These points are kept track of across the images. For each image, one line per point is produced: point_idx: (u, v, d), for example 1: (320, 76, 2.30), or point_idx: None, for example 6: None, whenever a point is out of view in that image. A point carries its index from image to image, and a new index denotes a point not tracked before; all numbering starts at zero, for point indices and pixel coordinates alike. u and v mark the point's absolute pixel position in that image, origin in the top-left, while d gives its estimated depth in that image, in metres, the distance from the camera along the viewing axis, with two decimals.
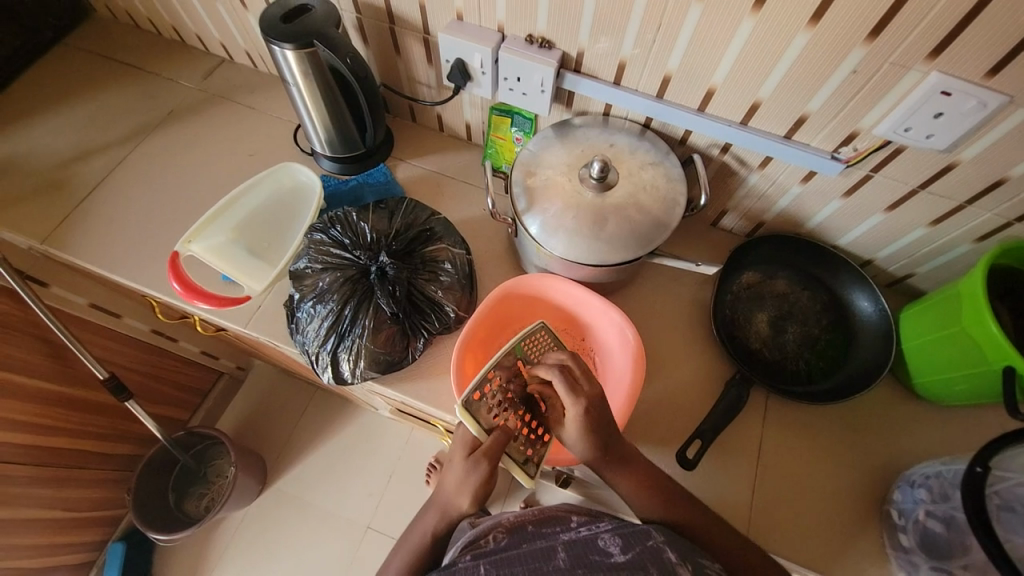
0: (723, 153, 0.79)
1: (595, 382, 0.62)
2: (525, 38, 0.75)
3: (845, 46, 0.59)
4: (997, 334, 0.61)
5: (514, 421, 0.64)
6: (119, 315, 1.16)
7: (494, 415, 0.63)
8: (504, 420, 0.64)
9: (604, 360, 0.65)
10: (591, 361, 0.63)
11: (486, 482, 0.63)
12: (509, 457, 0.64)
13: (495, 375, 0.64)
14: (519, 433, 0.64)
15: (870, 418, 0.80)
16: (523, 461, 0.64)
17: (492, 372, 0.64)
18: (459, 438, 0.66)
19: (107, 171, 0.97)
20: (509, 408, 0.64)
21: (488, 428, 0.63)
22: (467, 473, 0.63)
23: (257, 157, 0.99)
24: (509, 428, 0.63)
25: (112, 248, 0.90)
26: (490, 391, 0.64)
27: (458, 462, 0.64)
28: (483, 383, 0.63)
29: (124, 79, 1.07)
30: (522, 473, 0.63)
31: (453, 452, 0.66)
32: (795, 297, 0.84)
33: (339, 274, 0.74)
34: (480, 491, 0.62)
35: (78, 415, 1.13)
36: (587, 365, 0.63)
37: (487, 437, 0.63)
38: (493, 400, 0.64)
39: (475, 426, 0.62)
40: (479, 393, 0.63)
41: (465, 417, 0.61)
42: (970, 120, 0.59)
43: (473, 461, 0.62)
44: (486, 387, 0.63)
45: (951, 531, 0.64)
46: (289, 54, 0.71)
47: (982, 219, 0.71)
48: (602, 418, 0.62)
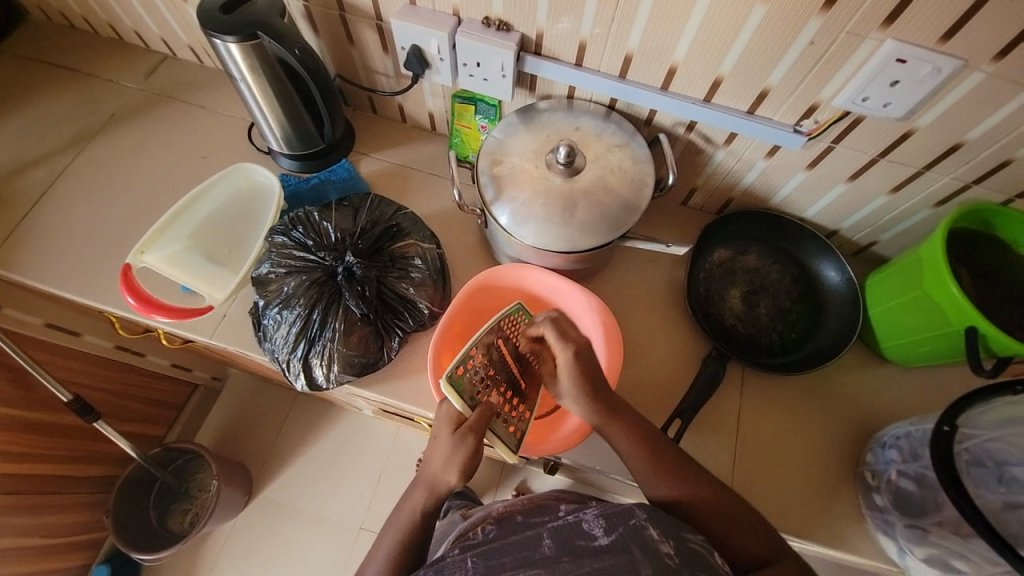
0: (689, 131, 0.79)
1: (566, 354, 0.64)
2: (482, 21, 0.73)
3: (802, 17, 0.59)
4: (958, 296, 0.62)
5: (496, 397, 0.63)
6: (78, 333, 1.10)
7: (478, 392, 0.61)
8: (487, 397, 0.62)
9: (573, 337, 0.65)
10: (559, 334, 0.65)
11: (474, 457, 0.60)
12: (495, 433, 0.61)
13: (478, 352, 0.62)
14: (502, 409, 0.63)
15: (842, 384, 0.82)
16: (509, 439, 0.62)
17: (475, 348, 0.62)
18: (443, 414, 0.62)
19: (49, 183, 0.91)
20: (492, 384, 0.63)
21: (472, 404, 0.60)
22: (455, 449, 0.60)
23: (211, 159, 0.94)
24: (494, 405, 0.62)
25: (60, 264, 0.85)
26: (474, 366, 0.62)
27: (444, 438, 0.61)
28: (467, 357, 0.61)
29: (59, 83, 1.00)
30: (507, 450, 0.61)
31: (436, 428, 0.63)
32: (766, 270, 0.85)
33: (304, 277, 0.71)
34: (469, 465, 0.60)
35: (46, 439, 1.08)
36: (556, 341, 0.65)
37: (472, 412, 0.60)
38: (477, 375, 0.62)
39: (461, 401, 0.59)
40: (463, 367, 0.60)
41: (449, 391, 0.58)
42: (927, 85, 0.60)
43: (461, 436, 0.59)
44: (470, 362, 0.61)
45: (923, 489, 0.67)
46: (232, 47, 0.67)
47: (939, 183, 0.72)
48: (577, 384, 0.64)
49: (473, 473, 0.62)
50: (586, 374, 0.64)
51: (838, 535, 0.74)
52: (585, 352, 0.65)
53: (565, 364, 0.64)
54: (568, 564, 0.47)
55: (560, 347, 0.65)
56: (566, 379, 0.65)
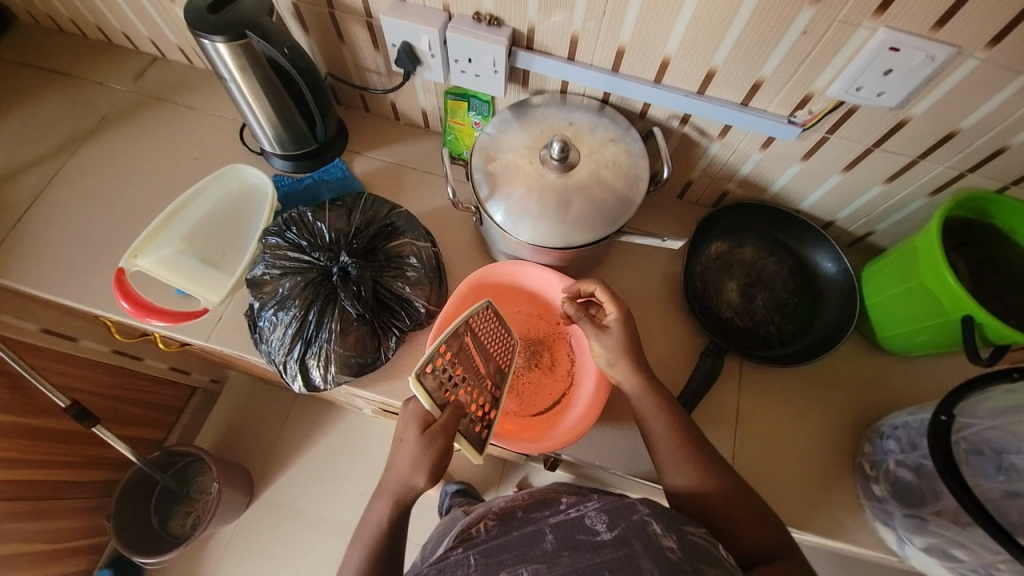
0: (683, 124, 0.79)
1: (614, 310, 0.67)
2: (473, 16, 0.72)
3: (794, 7, 0.58)
4: (954, 286, 0.62)
5: (465, 395, 0.62)
6: (75, 338, 1.10)
7: (445, 390, 0.61)
8: (455, 396, 0.61)
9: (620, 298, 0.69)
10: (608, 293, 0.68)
11: (441, 460, 0.60)
12: (461, 433, 0.61)
13: (447, 350, 0.61)
14: (470, 408, 0.63)
15: (840, 375, 0.82)
16: (475, 438, 0.62)
17: (444, 346, 0.60)
18: (410, 412, 0.63)
19: (41, 187, 0.90)
20: (461, 382, 0.62)
21: (441, 403, 0.60)
22: (421, 451, 0.60)
23: (203, 161, 0.94)
24: (461, 405, 0.61)
25: (53, 269, 0.84)
26: (442, 364, 0.60)
27: (410, 440, 0.61)
28: (434, 356, 0.59)
29: (48, 86, 0.99)
30: (472, 450, 0.61)
31: (402, 428, 0.63)
32: (763, 262, 0.85)
33: (299, 278, 0.71)
34: (435, 468, 0.60)
35: (45, 445, 1.08)
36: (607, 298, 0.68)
37: (440, 413, 0.60)
38: (444, 373, 0.61)
39: (429, 401, 0.59)
40: (433, 365, 0.59)
41: (418, 392, 0.57)
42: (920, 73, 0.60)
43: (428, 438, 0.60)
44: (438, 360, 0.60)
45: (922, 479, 0.66)
46: (221, 47, 0.66)
47: (935, 172, 0.72)
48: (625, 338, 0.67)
49: (440, 475, 0.62)
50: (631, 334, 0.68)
51: (836, 525, 0.74)
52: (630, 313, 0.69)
53: (614, 319, 0.67)
54: (569, 559, 0.47)
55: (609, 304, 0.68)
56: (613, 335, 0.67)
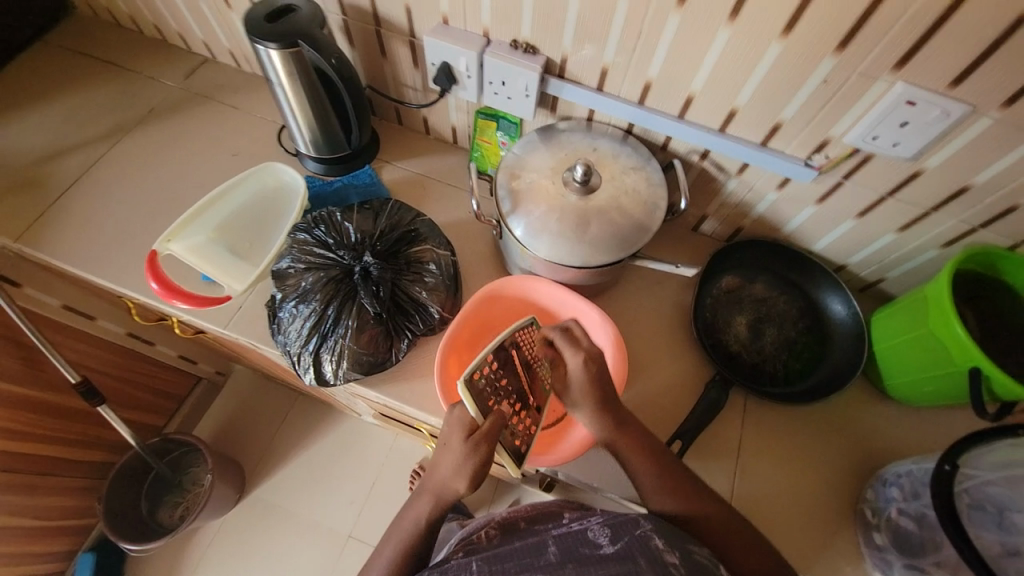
0: (702, 158, 0.81)
1: (577, 359, 0.65)
2: (510, 43, 0.77)
3: (816, 57, 0.62)
4: (962, 337, 0.63)
5: (507, 406, 0.63)
6: (93, 317, 1.13)
7: (490, 399, 0.61)
8: (499, 406, 0.62)
9: (585, 346, 0.66)
10: (569, 340, 0.66)
11: (482, 469, 0.60)
12: (501, 443, 0.62)
13: (494, 360, 0.62)
14: (512, 419, 0.63)
15: (844, 418, 0.82)
16: (514, 451, 0.63)
17: (493, 355, 0.61)
18: (455, 417, 0.61)
19: (84, 169, 0.95)
20: (506, 393, 0.63)
21: (485, 411, 0.60)
22: (459, 456, 0.60)
23: (240, 157, 0.98)
24: (505, 415, 0.61)
25: (87, 247, 0.88)
26: (488, 373, 0.61)
27: (455, 445, 0.60)
28: (483, 364, 0.60)
29: (103, 76, 1.05)
30: (510, 462, 0.63)
31: (445, 433, 0.62)
32: (773, 300, 0.86)
33: (322, 274, 0.74)
34: (477, 476, 0.60)
35: (48, 421, 1.10)
36: (566, 347, 0.66)
37: (484, 420, 0.60)
38: (490, 382, 0.61)
39: (475, 409, 0.59)
40: (480, 373, 0.60)
41: (466, 396, 0.58)
42: (935, 128, 0.62)
43: (473, 445, 0.59)
44: (486, 368, 0.60)
45: (923, 529, 0.66)
46: (274, 53, 0.71)
47: (946, 225, 0.74)
48: (586, 394, 0.65)
49: (478, 484, 0.62)
50: (596, 383, 0.65)
51: (833, 572, 0.73)
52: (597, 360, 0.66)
53: (575, 367, 0.65)
54: (572, 569, 0.47)
55: (570, 352, 0.66)
56: (575, 385, 0.66)
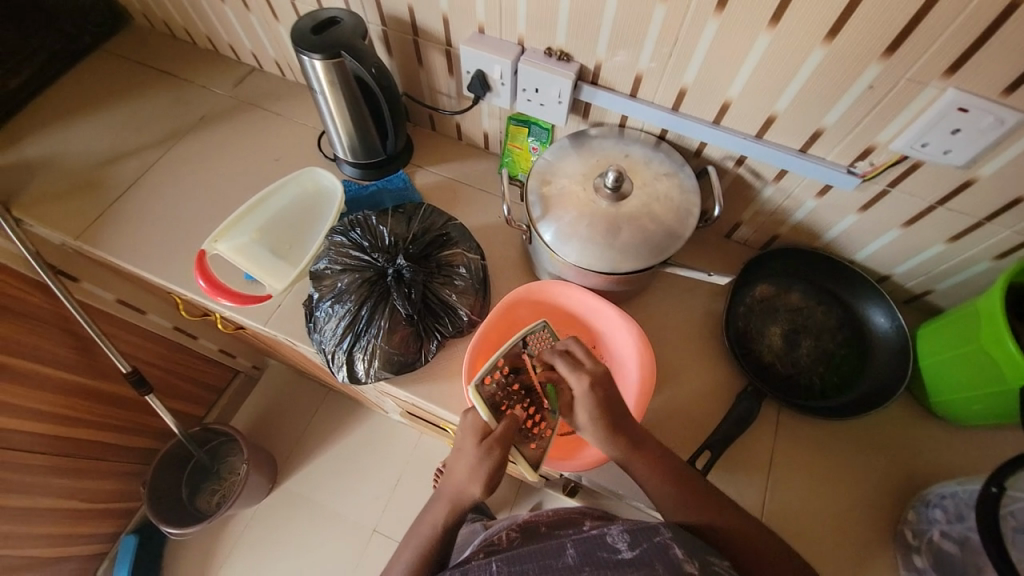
0: (738, 165, 0.80)
1: (581, 383, 0.62)
2: (544, 50, 0.77)
3: (861, 62, 0.60)
4: (1015, 352, 0.60)
5: (520, 411, 0.64)
6: (144, 311, 1.20)
7: (502, 403, 0.63)
8: (512, 410, 0.63)
9: (589, 367, 0.64)
10: (571, 365, 0.64)
11: (498, 471, 0.60)
12: (517, 448, 0.63)
13: (504, 364, 0.64)
14: (526, 425, 0.64)
15: (884, 436, 0.78)
16: (530, 455, 0.64)
17: (502, 360, 0.64)
18: (468, 422, 0.62)
19: (138, 172, 1.01)
20: (517, 398, 0.64)
21: (497, 414, 0.62)
22: (484, 461, 0.60)
23: (282, 162, 1.03)
24: (518, 419, 0.63)
25: (141, 245, 0.94)
26: (499, 378, 0.64)
27: (468, 449, 0.61)
28: (494, 369, 0.63)
29: (158, 85, 1.12)
30: (527, 467, 0.63)
31: (459, 438, 0.62)
32: (810, 311, 0.83)
33: (357, 275, 0.76)
34: (492, 480, 0.60)
35: (99, 408, 1.17)
36: (568, 371, 0.63)
37: (498, 424, 0.62)
38: (501, 386, 0.64)
39: (486, 411, 0.61)
40: (490, 377, 0.63)
41: (476, 399, 0.61)
42: (989, 136, 0.59)
43: (487, 449, 0.60)
44: (497, 373, 0.64)
45: (965, 552, 0.62)
46: (317, 63, 0.74)
47: (1001, 236, 0.70)
48: (592, 420, 0.63)
49: (495, 487, 0.62)
50: (602, 406, 0.63)
51: None
52: (600, 385, 0.63)
53: (580, 393, 0.63)
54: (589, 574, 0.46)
55: (574, 377, 0.63)
56: (581, 411, 0.63)
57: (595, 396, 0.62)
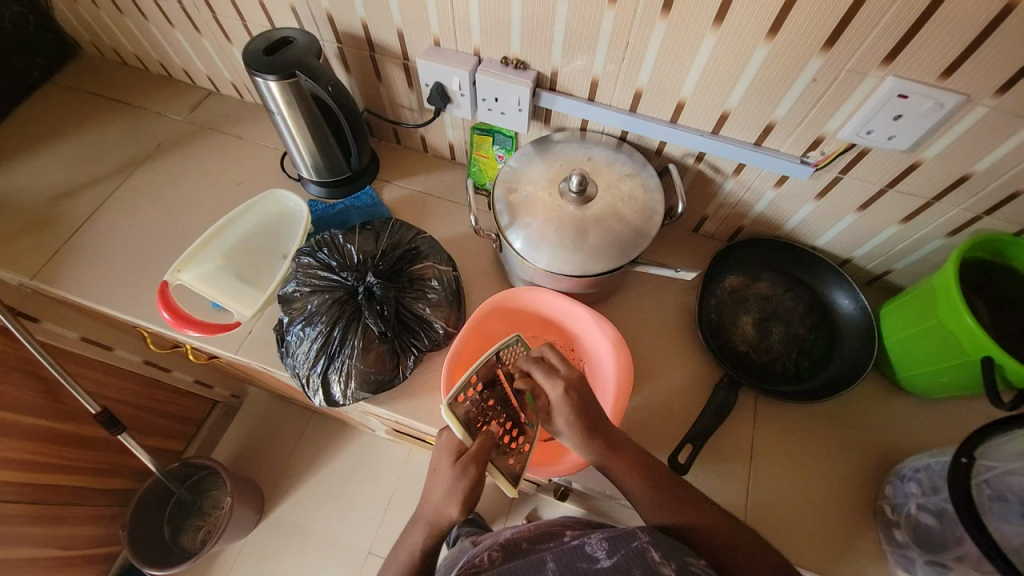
0: (698, 161, 0.82)
1: (555, 390, 0.63)
2: (501, 60, 0.78)
3: (803, 56, 0.62)
4: (973, 326, 0.62)
5: (496, 427, 0.64)
6: (111, 347, 1.16)
7: (477, 420, 0.62)
8: (488, 426, 0.63)
9: (564, 374, 0.65)
10: (547, 371, 0.64)
11: (476, 487, 0.60)
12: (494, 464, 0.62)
13: (477, 381, 0.63)
14: (502, 441, 0.64)
15: (858, 414, 0.81)
16: (508, 470, 0.63)
17: (475, 377, 0.63)
18: (444, 442, 0.63)
19: (96, 205, 0.98)
20: (491, 415, 0.64)
21: (473, 432, 0.61)
22: (468, 475, 0.60)
23: (244, 185, 1.01)
24: (494, 436, 0.62)
25: (101, 281, 0.91)
26: (473, 395, 0.63)
27: (444, 469, 0.61)
28: (467, 386, 0.62)
29: (112, 114, 1.09)
30: (505, 482, 0.62)
31: (436, 458, 0.63)
32: (779, 298, 0.85)
33: (327, 296, 0.75)
34: (469, 497, 0.60)
35: (71, 451, 1.12)
36: (543, 378, 0.64)
37: (473, 441, 0.61)
38: (476, 404, 0.62)
39: (461, 430, 0.60)
40: (464, 395, 0.61)
41: (451, 420, 0.59)
42: (930, 119, 0.62)
43: (462, 468, 0.60)
44: (470, 391, 0.62)
45: (944, 524, 0.64)
46: (272, 84, 0.73)
47: (950, 214, 0.73)
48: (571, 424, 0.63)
49: (473, 506, 0.62)
50: (578, 411, 0.63)
51: (858, 575, 0.72)
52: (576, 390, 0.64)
53: (555, 400, 0.63)
54: None
55: (549, 383, 0.64)
56: (559, 417, 0.64)
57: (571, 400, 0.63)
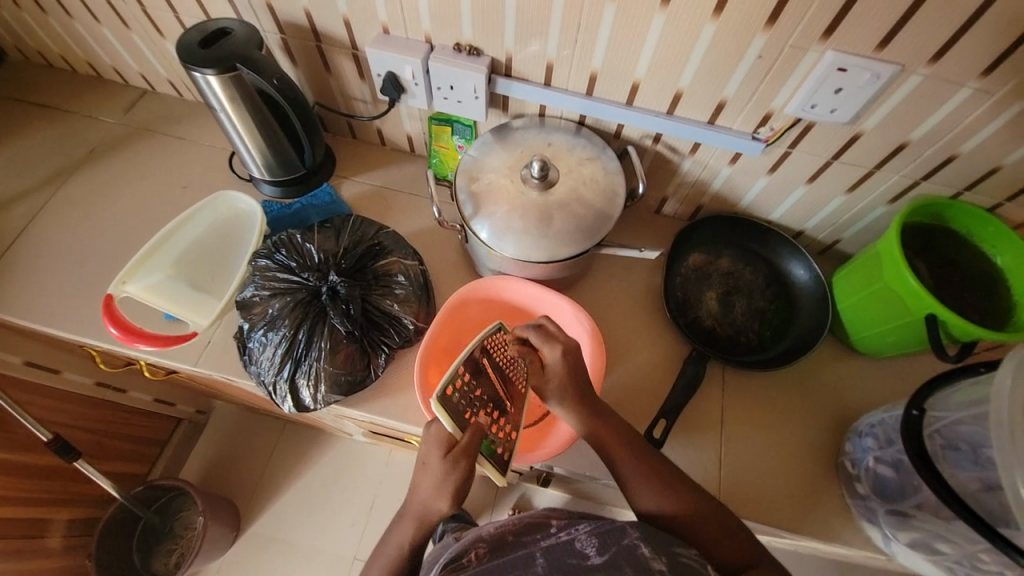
0: (655, 142, 0.83)
1: (554, 353, 0.67)
2: (454, 46, 0.76)
3: (749, 34, 0.63)
4: (917, 288, 0.66)
5: (485, 416, 0.62)
6: (58, 370, 1.08)
7: (466, 412, 0.60)
8: (476, 418, 0.61)
9: (562, 339, 0.69)
10: (544, 336, 0.69)
11: (466, 481, 0.60)
12: (484, 454, 0.60)
13: (465, 371, 0.61)
14: (491, 430, 0.62)
15: (818, 377, 0.85)
16: (498, 460, 0.62)
17: (463, 367, 0.60)
18: (432, 434, 0.62)
19: (27, 219, 0.91)
20: (481, 404, 0.61)
21: (462, 424, 0.59)
22: (448, 470, 0.60)
23: (192, 189, 0.95)
24: (483, 427, 0.60)
25: (38, 300, 0.84)
26: (461, 387, 0.60)
27: (434, 462, 0.61)
28: (455, 377, 0.59)
29: (37, 120, 1.01)
30: (495, 471, 0.61)
31: (425, 452, 0.62)
32: (739, 272, 0.88)
33: (289, 298, 0.72)
34: (449, 492, 0.60)
35: (26, 482, 1.04)
36: (543, 343, 0.68)
37: (463, 433, 0.59)
38: (464, 396, 0.60)
39: (452, 423, 0.58)
40: (452, 388, 0.59)
41: (441, 413, 0.57)
42: (869, 90, 0.65)
43: (453, 461, 0.59)
44: (458, 382, 0.59)
45: (901, 474, 0.69)
46: (212, 79, 0.69)
47: (891, 182, 0.77)
48: (564, 389, 0.67)
49: (462, 500, 0.62)
50: (575, 373, 0.68)
51: (826, 528, 0.76)
52: (574, 353, 0.68)
53: (554, 362, 0.67)
54: None
55: (549, 347, 0.68)
56: (554, 380, 0.67)
57: (570, 364, 0.68)
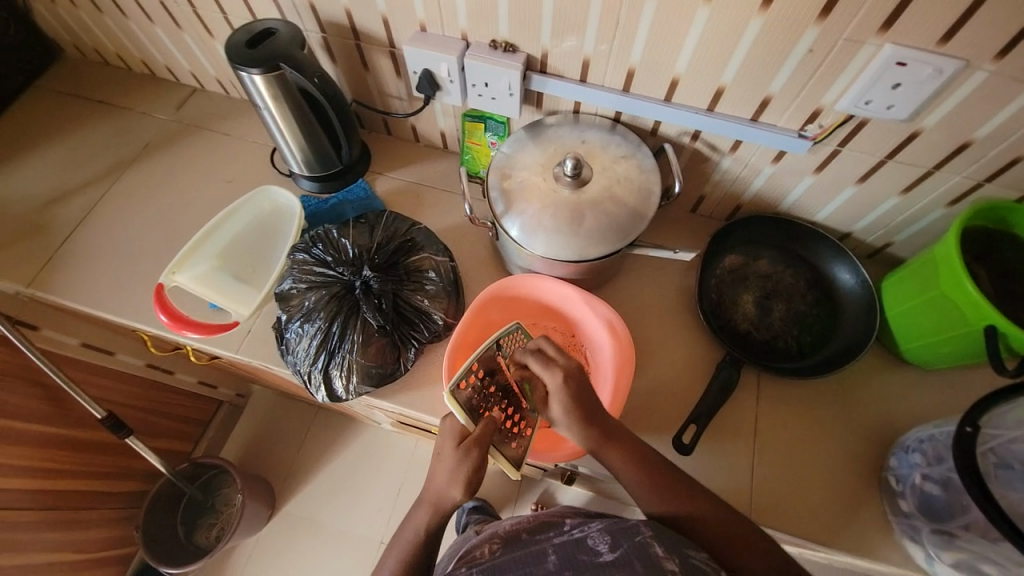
0: (694, 140, 0.80)
1: (554, 380, 0.63)
2: (489, 43, 0.76)
3: (799, 26, 0.60)
4: (976, 295, 0.62)
5: (499, 412, 0.64)
6: (114, 352, 1.16)
7: (480, 407, 0.63)
8: (490, 412, 0.63)
9: (563, 361, 0.64)
10: (543, 362, 0.64)
11: (477, 475, 0.61)
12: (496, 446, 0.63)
13: (478, 368, 0.63)
14: (504, 425, 0.65)
15: (861, 388, 0.81)
16: (511, 453, 0.65)
17: (477, 364, 0.63)
18: (448, 427, 0.63)
19: (87, 210, 0.97)
20: (495, 400, 0.64)
21: (477, 417, 0.62)
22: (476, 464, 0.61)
23: (235, 183, 1.00)
24: (496, 420, 0.63)
25: (97, 286, 0.90)
26: (474, 382, 0.63)
27: (449, 454, 0.62)
28: (468, 373, 0.62)
29: (97, 116, 1.07)
30: (508, 466, 0.64)
31: (440, 442, 0.63)
32: (779, 275, 0.85)
33: (324, 291, 0.74)
34: (473, 481, 0.61)
35: (81, 456, 1.12)
36: (542, 369, 0.64)
37: (477, 426, 0.62)
38: (477, 391, 0.63)
39: (464, 415, 0.61)
40: (466, 382, 0.61)
41: (454, 406, 0.60)
42: (929, 86, 0.60)
43: (465, 451, 0.60)
44: (471, 377, 0.62)
45: (949, 493, 0.65)
46: (257, 78, 0.72)
47: (951, 183, 0.72)
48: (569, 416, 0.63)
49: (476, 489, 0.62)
50: (579, 400, 0.63)
51: (864, 544, 0.72)
52: (575, 376, 0.64)
53: (554, 389, 0.63)
54: None
55: (547, 373, 0.63)
56: (556, 403, 0.63)
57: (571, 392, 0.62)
